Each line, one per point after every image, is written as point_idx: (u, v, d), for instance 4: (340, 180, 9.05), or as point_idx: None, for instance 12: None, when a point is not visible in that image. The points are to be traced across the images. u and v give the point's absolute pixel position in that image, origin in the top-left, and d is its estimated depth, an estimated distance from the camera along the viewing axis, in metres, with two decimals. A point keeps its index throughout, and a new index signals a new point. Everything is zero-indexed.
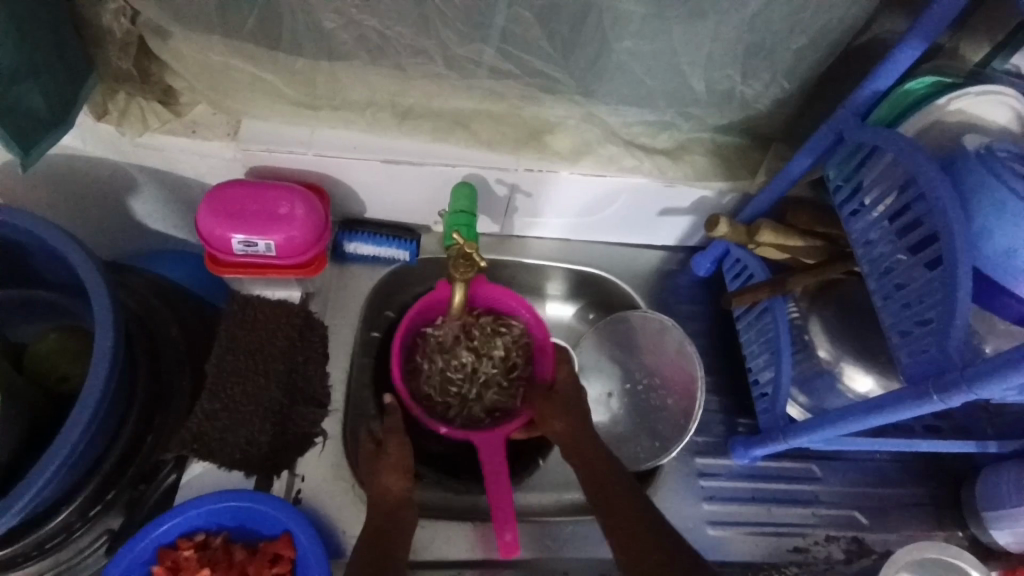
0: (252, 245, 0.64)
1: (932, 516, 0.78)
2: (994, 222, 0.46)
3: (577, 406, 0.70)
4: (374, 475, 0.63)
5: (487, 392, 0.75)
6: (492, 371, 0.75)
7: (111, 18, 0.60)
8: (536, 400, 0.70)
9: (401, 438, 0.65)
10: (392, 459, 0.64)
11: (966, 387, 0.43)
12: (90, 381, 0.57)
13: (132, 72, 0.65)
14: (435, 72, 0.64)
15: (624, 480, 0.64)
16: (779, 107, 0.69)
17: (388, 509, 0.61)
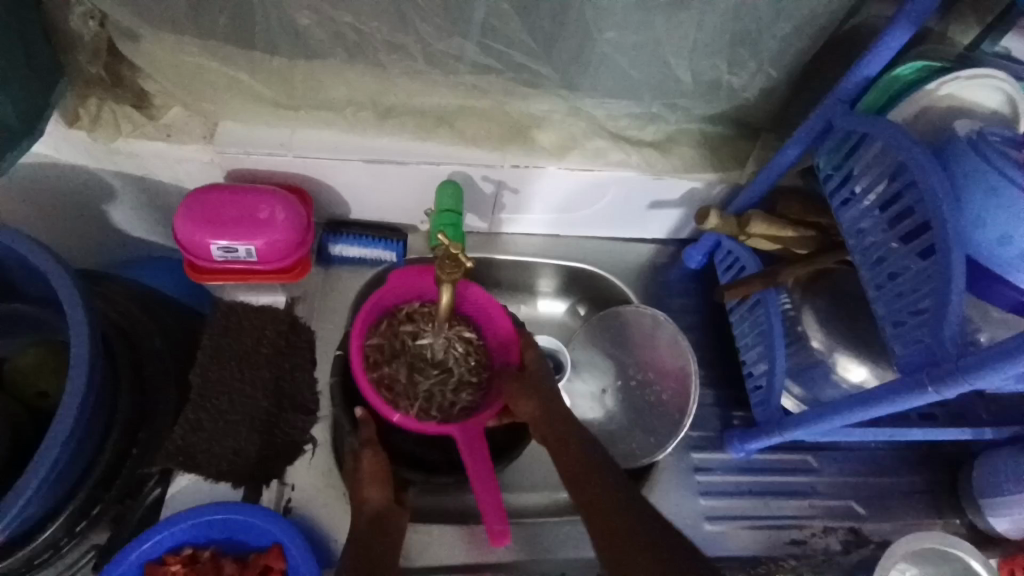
0: (233, 251, 0.62)
1: (930, 504, 0.78)
2: (988, 208, 0.45)
3: (550, 392, 0.66)
4: (356, 488, 0.61)
5: (459, 393, 0.72)
6: (460, 371, 0.72)
7: (79, 21, 0.58)
8: (506, 383, 0.68)
9: (375, 449, 0.63)
10: (369, 468, 0.62)
11: (961, 378, 0.43)
12: (68, 396, 0.55)
13: (103, 75, 0.63)
14: (415, 69, 0.63)
15: (610, 477, 0.57)
16: (767, 96, 0.68)
17: (373, 518, 0.58)
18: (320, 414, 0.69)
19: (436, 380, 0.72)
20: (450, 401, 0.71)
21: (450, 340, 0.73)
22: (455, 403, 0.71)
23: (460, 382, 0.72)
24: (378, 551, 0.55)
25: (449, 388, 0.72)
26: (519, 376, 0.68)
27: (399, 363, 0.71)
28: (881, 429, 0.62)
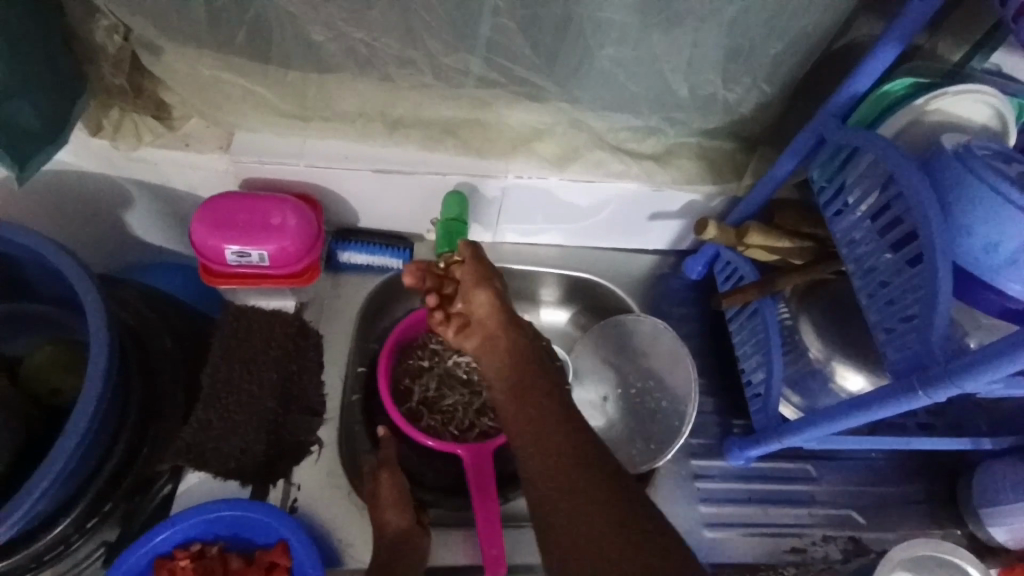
0: (246, 255, 0.64)
1: (929, 514, 0.78)
2: (974, 217, 0.46)
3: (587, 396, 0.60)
4: (375, 510, 0.63)
5: (481, 417, 0.77)
6: (484, 396, 0.78)
7: (104, 34, 0.61)
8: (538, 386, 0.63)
9: (392, 471, 0.64)
10: (387, 492, 0.63)
11: (947, 382, 0.44)
12: (87, 390, 0.57)
13: (125, 87, 0.66)
14: (423, 82, 0.66)
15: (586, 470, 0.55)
16: (760, 111, 0.71)
17: (392, 543, 0.61)
18: (325, 416, 0.70)
19: (461, 401, 0.78)
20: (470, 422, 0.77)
21: (479, 366, 0.80)
22: (476, 425, 0.77)
23: (483, 407, 0.78)
24: None
25: (473, 409, 0.78)
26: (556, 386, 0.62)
27: (426, 380, 0.78)
28: (879, 437, 0.63)
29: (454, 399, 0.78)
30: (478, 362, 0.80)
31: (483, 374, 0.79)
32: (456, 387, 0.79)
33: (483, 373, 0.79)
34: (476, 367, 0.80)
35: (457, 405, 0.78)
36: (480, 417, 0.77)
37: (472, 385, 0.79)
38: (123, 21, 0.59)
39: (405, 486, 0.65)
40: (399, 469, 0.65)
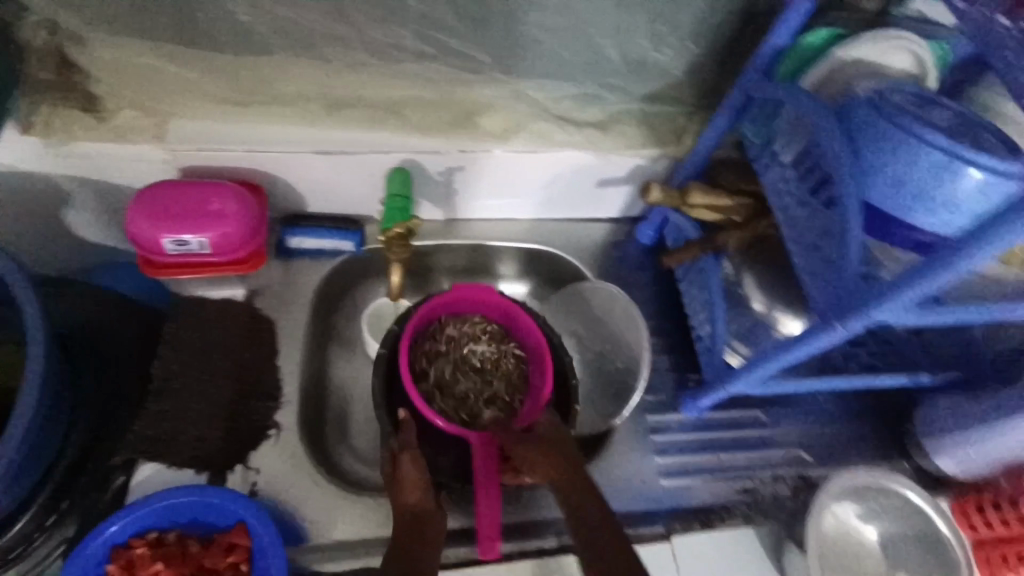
0: (184, 243, 0.63)
1: (876, 450, 0.83)
2: (883, 156, 0.49)
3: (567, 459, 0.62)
4: (394, 491, 0.61)
5: (491, 406, 0.75)
6: (499, 386, 0.76)
7: (30, 29, 0.60)
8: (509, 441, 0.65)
9: (413, 453, 0.63)
10: (409, 474, 0.61)
11: (863, 313, 0.47)
12: (27, 385, 0.56)
13: (54, 80, 0.63)
14: (359, 60, 0.65)
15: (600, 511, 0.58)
16: (693, 72, 0.72)
17: (412, 523, 0.58)
18: (283, 401, 0.71)
19: (474, 389, 0.76)
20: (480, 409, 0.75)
21: (497, 355, 0.78)
22: (484, 414, 0.74)
23: (495, 396, 0.76)
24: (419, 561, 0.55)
25: (485, 397, 0.76)
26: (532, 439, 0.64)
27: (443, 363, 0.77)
28: (816, 380, 0.70)
29: (467, 385, 0.76)
30: (496, 350, 0.78)
31: (499, 363, 0.77)
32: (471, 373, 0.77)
33: (501, 363, 0.77)
34: (494, 356, 0.78)
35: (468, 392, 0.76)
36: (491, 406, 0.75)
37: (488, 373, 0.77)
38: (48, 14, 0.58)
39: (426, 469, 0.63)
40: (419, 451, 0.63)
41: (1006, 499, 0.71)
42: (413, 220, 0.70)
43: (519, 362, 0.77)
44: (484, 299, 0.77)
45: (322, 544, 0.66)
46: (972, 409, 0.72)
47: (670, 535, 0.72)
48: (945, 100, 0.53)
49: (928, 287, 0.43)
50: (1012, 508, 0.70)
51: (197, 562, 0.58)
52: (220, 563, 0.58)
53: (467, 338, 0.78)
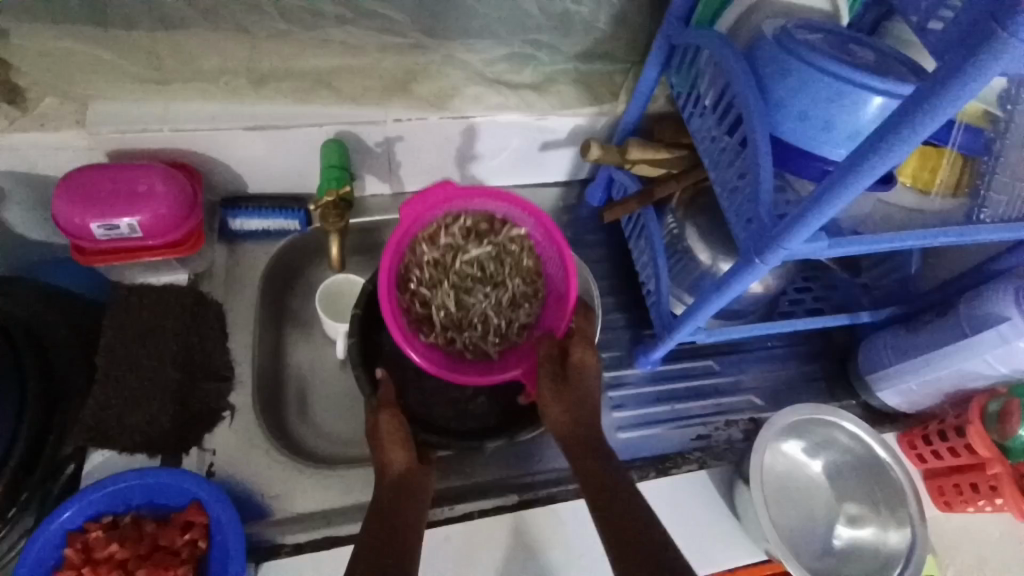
0: (115, 228, 0.64)
1: (827, 389, 0.85)
2: (788, 90, 0.50)
3: (590, 405, 0.62)
4: (376, 452, 0.61)
5: (516, 309, 0.74)
6: (513, 287, 0.74)
7: None
8: (541, 376, 0.64)
9: (393, 412, 0.63)
10: (387, 433, 0.62)
11: (774, 246, 0.49)
12: None
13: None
14: (280, 28, 0.65)
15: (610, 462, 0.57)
16: (619, 25, 0.72)
17: (392, 484, 0.58)
18: (234, 380, 0.72)
19: (490, 300, 0.74)
20: (508, 319, 0.73)
21: (495, 250, 0.74)
22: (510, 319, 0.73)
23: (513, 296, 0.74)
24: (397, 523, 0.53)
25: (505, 304, 0.74)
26: (566, 380, 0.63)
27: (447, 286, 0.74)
28: (779, 323, 0.73)
29: (483, 303, 0.74)
30: (496, 246, 0.74)
31: (504, 260, 0.74)
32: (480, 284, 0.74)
33: (509, 260, 0.74)
34: (495, 252, 0.74)
35: (483, 308, 0.74)
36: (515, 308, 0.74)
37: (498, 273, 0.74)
38: None
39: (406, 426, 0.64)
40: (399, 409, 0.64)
41: (951, 429, 0.72)
42: (345, 188, 0.71)
43: (522, 246, 0.74)
44: (450, 198, 0.69)
45: (287, 516, 0.66)
46: (912, 340, 0.74)
47: None
48: (854, 32, 0.54)
49: (828, 214, 0.45)
50: (959, 436, 0.71)
51: (153, 540, 0.59)
52: (175, 540, 0.58)
53: (465, 247, 0.73)
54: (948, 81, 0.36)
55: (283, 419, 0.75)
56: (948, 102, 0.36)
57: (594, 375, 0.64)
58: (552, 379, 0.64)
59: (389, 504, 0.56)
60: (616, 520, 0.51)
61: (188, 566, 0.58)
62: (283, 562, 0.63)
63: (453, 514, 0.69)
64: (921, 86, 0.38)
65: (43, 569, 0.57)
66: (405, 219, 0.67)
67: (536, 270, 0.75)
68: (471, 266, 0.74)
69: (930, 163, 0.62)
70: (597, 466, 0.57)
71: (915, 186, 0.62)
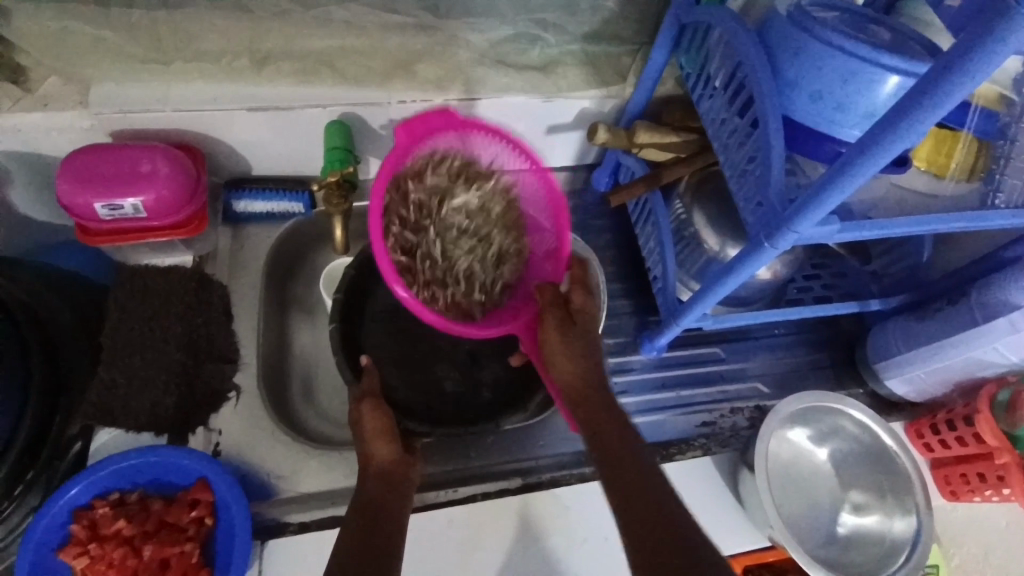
0: (119, 208, 0.64)
1: (833, 377, 0.84)
2: (802, 71, 0.49)
3: (595, 351, 0.62)
4: (361, 445, 0.59)
5: (501, 266, 0.70)
6: (499, 240, 0.71)
7: None
8: (546, 321, 0.62)
9: (374, 400, 0.61)
10: (371, 425, 0.59)
11: (784, 231, 0.48)
12: None
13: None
14: (282, 9, 0.64)
15: (617, 418, 0.57)
16: (626, 5, 0.71)
17: (379, 476, 0.57)
18: (240, 362, 0.72)
19: (473, 254, 0.70)
20: (491, 275, 0.70)
21: (482, 197, 0.70)
22: (495, 276, 0.70)
23: (498, 252, 0.71)
24: (378, 518, 0.54)
25: (490, 259, 0.70)
26: (572, 325, 0.62)
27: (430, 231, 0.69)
28: (785, 311, 0.72)
29: (467, 255, 0.70)
30: (483, 194, 0.70)
31: (490, 209, 0.71)
32: (463, 233, 0.70)
33: (497, 214, 0.71)
34: (481, 201, 0.70)
35: (468, 260, 0.70)
36: (500, 263, 0.71)
37: (484, 225, 0.71)
38: None
39: (392, 417, 0.61)
40: (382, 399, 0.61)
41: (960, 418, 0.71)
42: (349, 170, 0.70)
43: (509, 198, 0.71)
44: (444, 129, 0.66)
45: (291, 496, 0.67)
46: (921, 328, 0.73)
47: None
48: (872, 12, 0.53)
49: (840, 196, 0.44)
50: (967, 426, 0.70)
51: (160, 517, 0.59)
52: (182, 517, 0.59)
53: (454, 192, 0.69)
54: (965, 56, 0.35)
55: (287, 400, 0.75)
56: (965, 78, 0.35)
57: (594, 322, 0.64)
58: (558, 326, 0.62)
59: (374, 500, 0.55)
60: (628, 483, 0.52)
61: (194, 543, 0.58)
62: (287, 542, 0.63)
63: (456, 496, 0.69)
64: (938, 61, 0.36)
65: (50, 545, 0.58)
66: (405, 137, 0.62)
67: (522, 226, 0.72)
68: (454, 216, 0.70)
69: (945, 148, 0.60)
70: (613, 429, 0.56)
71: (929, 171, 0.60)
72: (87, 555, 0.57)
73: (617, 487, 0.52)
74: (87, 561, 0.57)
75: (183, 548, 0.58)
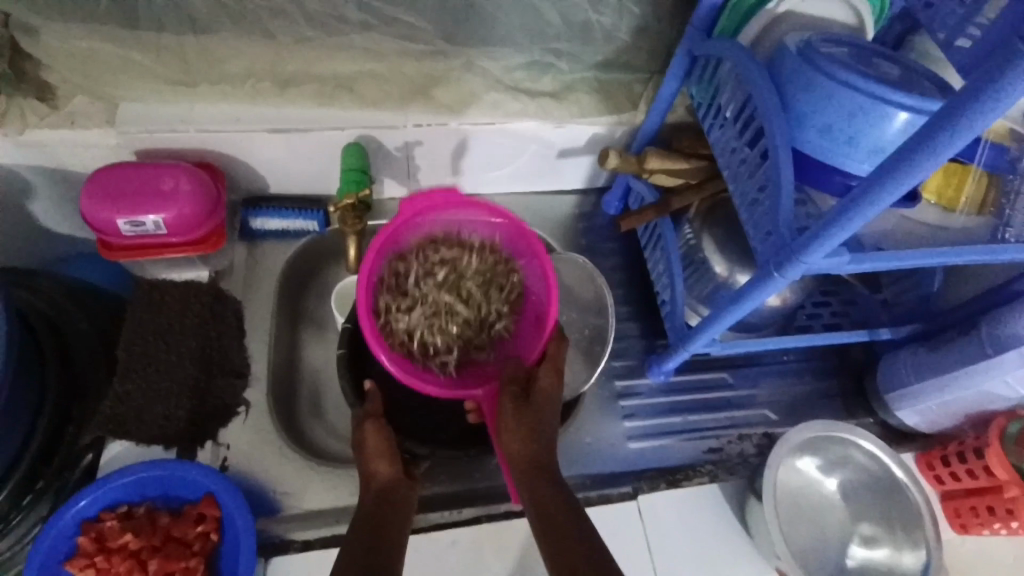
0: (139, 224, 0.65)
1: (842, 406, 0.84)
2: (810, 105, 0.50)
3: (548, 431, 0.59)
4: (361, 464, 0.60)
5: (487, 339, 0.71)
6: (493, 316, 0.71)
7: None
8: (503, 397, 0.61)
9: (378, 422, 0.62)
10: (372, 443, 0.61)
11: (792, 262, 0.49)
12: None
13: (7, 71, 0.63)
14: (304, 35, 0.65)
15: (564, 493, 0.55)
16: (640, 36, 0.72)
17: (379, 494, 0.58)
18: (250, 376, 0.73)
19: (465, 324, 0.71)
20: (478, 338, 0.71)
21: (482, 273, 0.72)
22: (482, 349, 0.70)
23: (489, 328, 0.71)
24: (383, 527, 0.54)
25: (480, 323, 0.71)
26: (526, 402, 0.61)
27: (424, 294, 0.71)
28: (794, 338, 0.72)
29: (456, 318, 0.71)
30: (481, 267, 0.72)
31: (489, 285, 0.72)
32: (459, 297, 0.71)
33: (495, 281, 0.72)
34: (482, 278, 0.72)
35: (455, 326, 0.70)
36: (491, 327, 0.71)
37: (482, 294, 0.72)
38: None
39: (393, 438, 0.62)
40: (385, 420, 0.62)
41: (970, 450, 0.70)
42: (365, 191, 0.71)
43: (510, 277, 0.72)
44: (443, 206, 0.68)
45: (295, 513, 0.67)
46: (934, 359, 0.72)
47: (636, 496, 0.72)
48: (882, 47, 0.54)
49: (850, 230, 0.44)
50: (978, 459, 0.69)
51: (167, 531, 0.59)
52: (189, 532, 0.59)
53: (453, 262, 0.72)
54: (972, 100, 0.35)
55: (295, 416, 0.75)
56: (972, 122, 0.36)
57: (553, 402, 0.61)
58: (512, 405, 0.60)
59: (373, 516, 0.55)
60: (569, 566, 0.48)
61: (199, 558, 0.58)
62: (290, 559, 0.63)
63: (461, 517, 0.68)
64: (946, 104, 0.37)
65: (58, 556, 0.58)
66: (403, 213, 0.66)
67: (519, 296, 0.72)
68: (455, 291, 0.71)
69: (955, 180, 0.61)
70: (560, 508, 0.53)
71: (939, 203, 0.60)
72: (92, 567, 0.57)
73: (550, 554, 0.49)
74: (93, 573, 0.57)
75: (187, 563, 0.58)
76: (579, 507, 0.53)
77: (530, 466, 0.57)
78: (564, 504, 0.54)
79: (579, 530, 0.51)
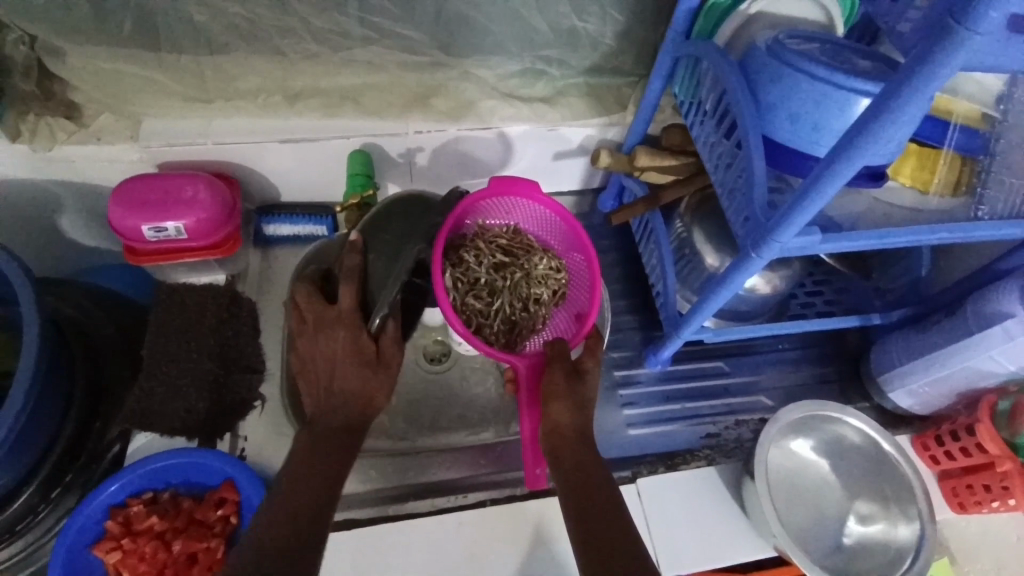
0: (163, 230, 0.70)
1: (839, 391, 0.86)
2: (781, 95, 0.53)
3: (592, 410, 0.62)
4: (363, 374, 0.59)
5: (529, 321, 0.72)
6: (542, 304, 0.72)
7: (11, 46, 0.64)
8: (554, 369, 0.62)
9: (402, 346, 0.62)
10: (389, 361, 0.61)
11: (765, 242, 0.52)
12: (26, 354, 0.62)
13: (34, 91, 0.67)
14: (310, 51, 0.70)
15: (604, 472, 0.59)
16: (624, 39, 0.75)
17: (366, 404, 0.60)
18: (264, 372, 0.77)
19: (516, 302, 0.72)
20: (521, 322, 0.71)
21: (539, 260, 0.73)
22: (524, 329, 0.71)
23: (534, 313, 0.72)
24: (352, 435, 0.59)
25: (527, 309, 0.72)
26: (577, 380, 0.62)
27: (484, 265, 0.71)
28: (785, 326, 0.74)
29: (508, 297, 0.71)
30: (543, 260, 0.73)
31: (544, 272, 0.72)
32: (517, 279, 0.71)
33: (549, 275, 0.72)
34: (538, 266, 0.72)
35: (508, 302, 0.71)
36: (534, 317, 0.72)
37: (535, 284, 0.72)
38: (27, 30, 0.62)
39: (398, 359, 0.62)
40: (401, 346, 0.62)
41: (962, 428, 0.72)
42: (369, 192, 0.75)
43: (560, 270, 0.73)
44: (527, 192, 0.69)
45: None
46: (923, 341, 0.74)
47: (635, 479, 0.75)
48: (848, 40, 0.57)
49: (814, 208, 0.48)
50: (970, 436, 0.71)
51: (190, 514, 0.63)
52: (210, 515, 0.63)
53: (517, 247, 0.72)
54: (911, 75, 0.39)
55: None
56: (915, 91, 0.39)
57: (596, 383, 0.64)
58: (565, 379, 0.62)
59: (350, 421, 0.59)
60: (599, 536, 0.54)
61: (220, 539, 0.62)
62: None
63: (467, 501, 0.74)
64: (891, 80, 0.40)
65: (85, 540, 0.62)
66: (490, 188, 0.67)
67: (564, 293, 0.73)
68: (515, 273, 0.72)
69: (929, 163, 0.63)
70: (595, 482, 0.58)
71: (914, 186, 0.63)
72: (118, 550, 0.61)
73: (590, 538, 0.54)
74: (119, 555, 0.61)
75: (209, 544, 0.62)
76: (615, 485, 0.59)
77: (573, 441, 0.60)
78: (601, 483, 0.58)
79: (618, 513, 0.56)
